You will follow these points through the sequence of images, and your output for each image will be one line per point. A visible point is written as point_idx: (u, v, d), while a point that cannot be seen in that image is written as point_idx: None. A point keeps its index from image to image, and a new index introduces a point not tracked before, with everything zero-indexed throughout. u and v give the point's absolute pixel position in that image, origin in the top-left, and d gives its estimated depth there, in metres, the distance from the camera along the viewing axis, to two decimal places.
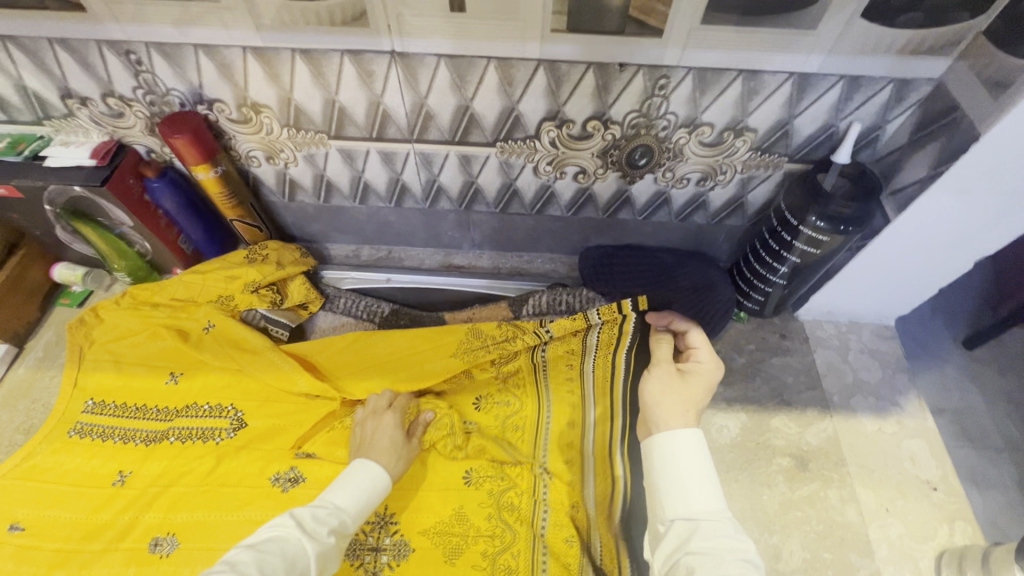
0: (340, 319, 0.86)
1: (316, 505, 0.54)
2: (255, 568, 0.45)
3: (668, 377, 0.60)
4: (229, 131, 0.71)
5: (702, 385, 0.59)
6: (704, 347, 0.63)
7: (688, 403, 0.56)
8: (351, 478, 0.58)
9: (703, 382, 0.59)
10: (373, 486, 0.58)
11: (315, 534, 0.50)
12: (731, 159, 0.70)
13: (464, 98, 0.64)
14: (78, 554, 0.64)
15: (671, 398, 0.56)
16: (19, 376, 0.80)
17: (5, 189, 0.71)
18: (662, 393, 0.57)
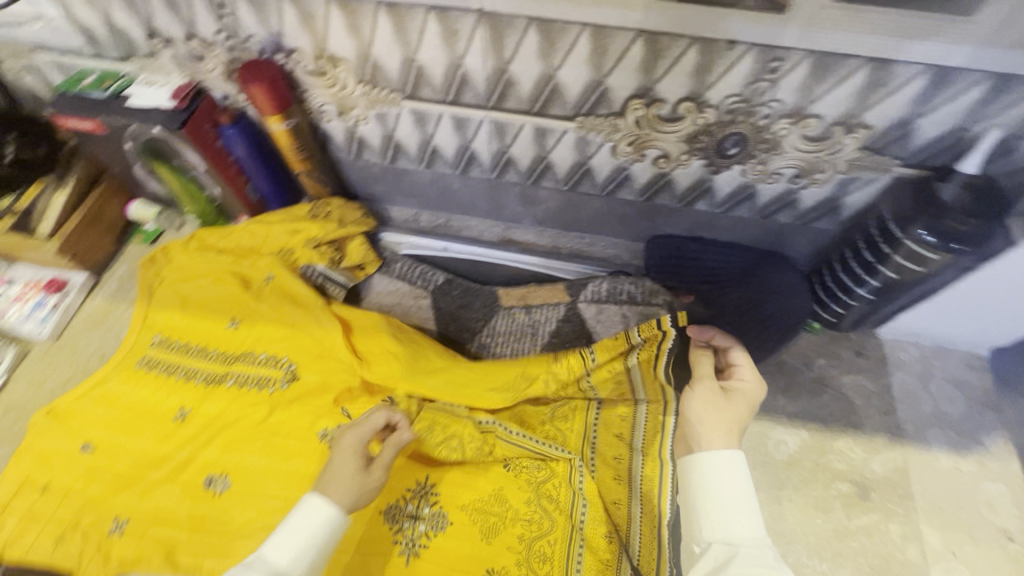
0: (396, 284, 0.85)
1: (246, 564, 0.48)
2: None
3: (710, 394, 0.56)
4: (305, 83, 0.69)
5: (747, 405, 0.55)
6: (749, 364, 0.58)
7: (732, 423, 0.53)
8: (291, 525, 0.51)
9: (748, 402, 0.55)
10: (317, 527, 0.51)
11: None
12: (834, 158, 0.63)
13: (550, 66, 0.59)
14: (142, 480, 0.68)
15: (713, 415, 0.53)
16: (95, 304, 0.83)
17: (92, 124, 0.72)
18: (705, 412, 0.54)
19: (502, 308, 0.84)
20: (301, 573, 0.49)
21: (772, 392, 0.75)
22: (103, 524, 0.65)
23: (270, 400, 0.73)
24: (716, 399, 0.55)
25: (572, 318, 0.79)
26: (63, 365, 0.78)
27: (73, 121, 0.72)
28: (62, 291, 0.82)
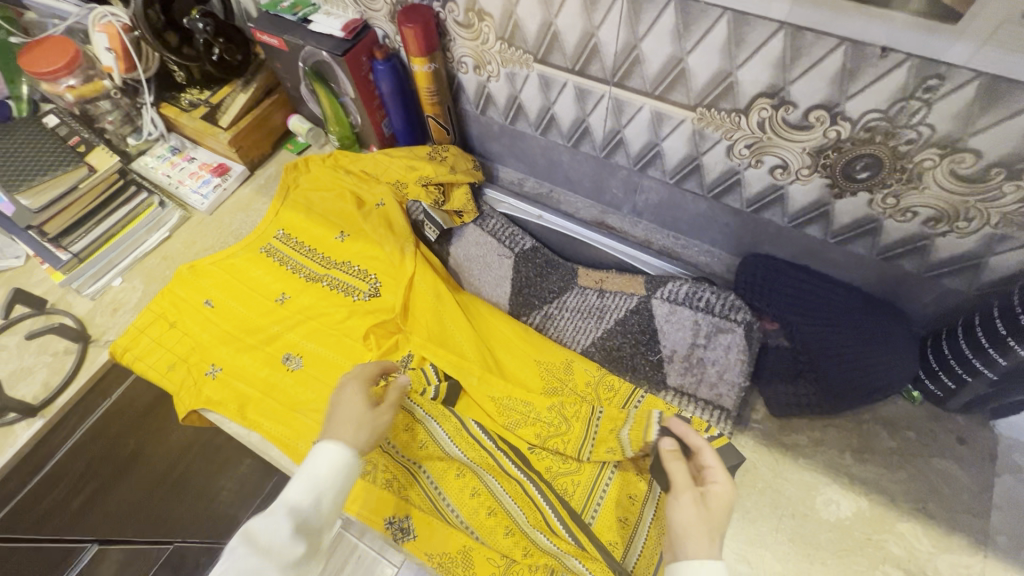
0: (485, 238, 0.89)
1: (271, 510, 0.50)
2: None
3: (691, 506, 0.50)
4: (452, 33, 0.76)
5: (725, 511, 0.50)
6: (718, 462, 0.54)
7: (715, 531, 0.49)
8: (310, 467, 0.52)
9: (725, 503, 0.51)
10: (332, 477, 0.52)
11: (276, 552, 0.47)
12: (986, 205, 0.55)
13: (681, 49, 0.59)
14: (238, 341, 0.81)
15: (699, 528, 0.48)
16: (244, 193, 0.98)
17: (277, 42, 0.85)
18: (690, 524, 0.49)
19: (577, 285, 0.85)
20: (330, 502, 0.52)
21: (839, 448, 0.68)
22: (202, 366, 0.79)
23: (350, 307, 0.81)
24: (698, 504, 0.50)
25: (641, 312, 0.78)
26: (209, 234, 0.93)
27: (265, 36, 0.86)
28: (224, 176, 0.97)
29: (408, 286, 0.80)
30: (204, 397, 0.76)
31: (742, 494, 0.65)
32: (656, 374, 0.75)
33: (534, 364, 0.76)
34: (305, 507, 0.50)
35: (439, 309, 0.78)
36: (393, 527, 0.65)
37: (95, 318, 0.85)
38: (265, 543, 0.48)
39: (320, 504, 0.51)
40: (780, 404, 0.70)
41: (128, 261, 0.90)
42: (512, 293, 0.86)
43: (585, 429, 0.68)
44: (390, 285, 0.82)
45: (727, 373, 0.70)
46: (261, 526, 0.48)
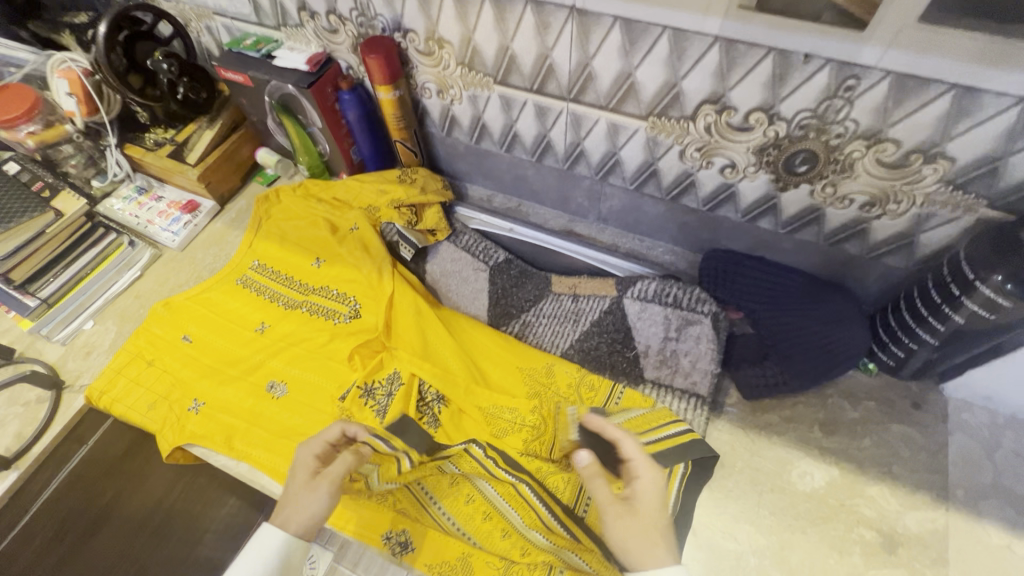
0: (459, 254, 0.92)
1: None
2: None
3: (622, 515, 0.53)
4: (414, 61, 0.79)
5: (656, 506, 0.54)
6: (641, 458, 0.57)
7: (653, 531, 0.52)
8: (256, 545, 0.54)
9: (654, 498, 0.55)
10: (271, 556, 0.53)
11: None
12: (911, 188, 0.61)
13: (629, 64, 0.64)
14: (220, 373, 0.81)
15: (639, 539, 0.51)
16: (215, 228, 0.98)
17: (242, 78, 0.87)
18: (627, 532, 0.52)
19: (552, 292, 0.88)
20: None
21: (808, 423, 0.72)
22: (184, 401, 0.78)
23: (333, 331, 0.82)
24: (627, 512, 0.54)
25: (615, 312, 0.81)
26: (182, 270, 0.93)
27: (229, 73, 0.88)
28: (194, 213, 0.97)
29: (389, 306, 0.82)
30: (188, 432, 0.75)
31: (725, 474, 0.69)
32: (634, 370, 0.78)
33: (518, 372, 0.78)
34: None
35: (423, 328, 0.80)
36: (392, 541, 0.66)
37: (68, 363, 0.84)
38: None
39: None
40: (751, 387, 0.74)
41: (99, 303, 0.88)
42: (491, 305, 0.89)
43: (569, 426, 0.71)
44: (370, 307, 0.84)
45: (699, 362, 0.74)
46: None
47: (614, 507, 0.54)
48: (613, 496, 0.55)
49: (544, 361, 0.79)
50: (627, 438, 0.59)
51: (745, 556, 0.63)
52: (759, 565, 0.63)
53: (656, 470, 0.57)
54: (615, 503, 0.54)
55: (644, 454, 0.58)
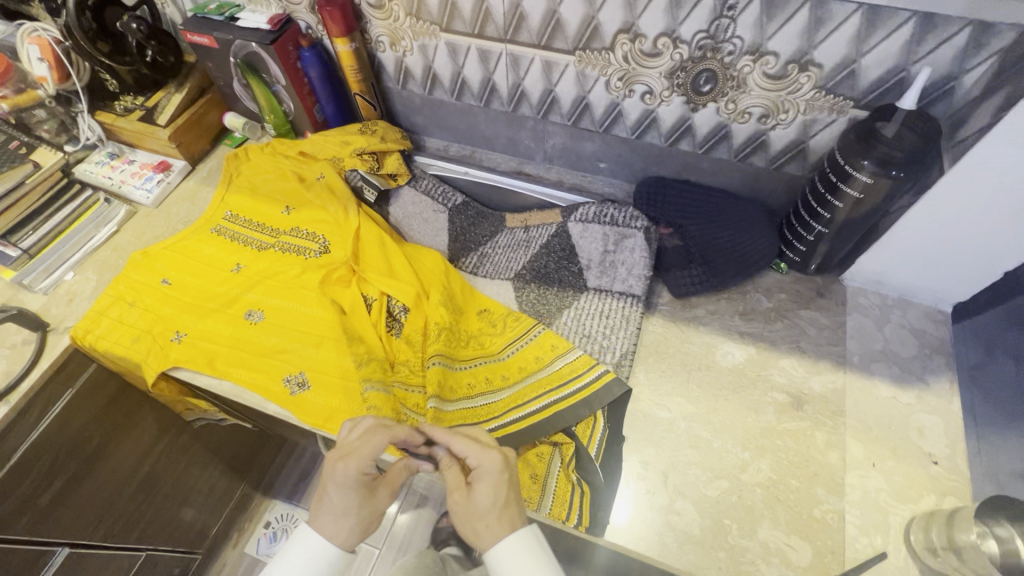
0: (420, 197, 1.01)
1: None
2: None
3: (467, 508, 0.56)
4: (367, 15, 0.88)
5: (494, 487, 0.57)
6: (475, 448, 0.61)
7: (495, 511, 0.55)
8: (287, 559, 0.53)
9: (490, 481, 0.58)
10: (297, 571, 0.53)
11: None
12: (793, 97, 0.72)
13: (554, 1, 0.74)
14: (199, 307, 0.87)
15: (484, 521, 0.54)
16: (188, 185, 1.04)
17: (207, 40, 0.95)
18: (467, 518, 0.56)
19: (506, 228, 0.98)
20: None
21: (730, 313, 0.83)
22: (167, 333, 0.84)
23: (302, 263, 0.90)
24: (465, 498, 0.57)
25: (562, 235, 0.90)
26: (158, 224, 0.99)
27: (196, 36, 0.95)
28: (166, 172, 1.03)
29: (350, 244, 0.90)
30: (173, 357, 0.81)
31: (659, 358, 0.79)
32: (579, 281, 0.87)
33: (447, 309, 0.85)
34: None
35: (366, 277, 0.88)
36: None
37: (51, 310, 0.88)
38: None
39: None
40: (680, 287, 0.85)
41: (78, 257, 0.93)
42: (450, 241, 0.98)
43: (517, 340, 0.83)
44: (336, 244, 0.91)
45: (635, 268, 0.84)
46: None
47: (459, 499, 0.57)
48: (457, 483, 0.59)
49: (464, 312, 0.87)
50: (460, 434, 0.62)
51: (676, 422, 0.73)
52: (688, 428, 0.73)
53: (492, 451, 0.60)
54: (458, 490, 0.58)
55: (477, 443, 0.61)
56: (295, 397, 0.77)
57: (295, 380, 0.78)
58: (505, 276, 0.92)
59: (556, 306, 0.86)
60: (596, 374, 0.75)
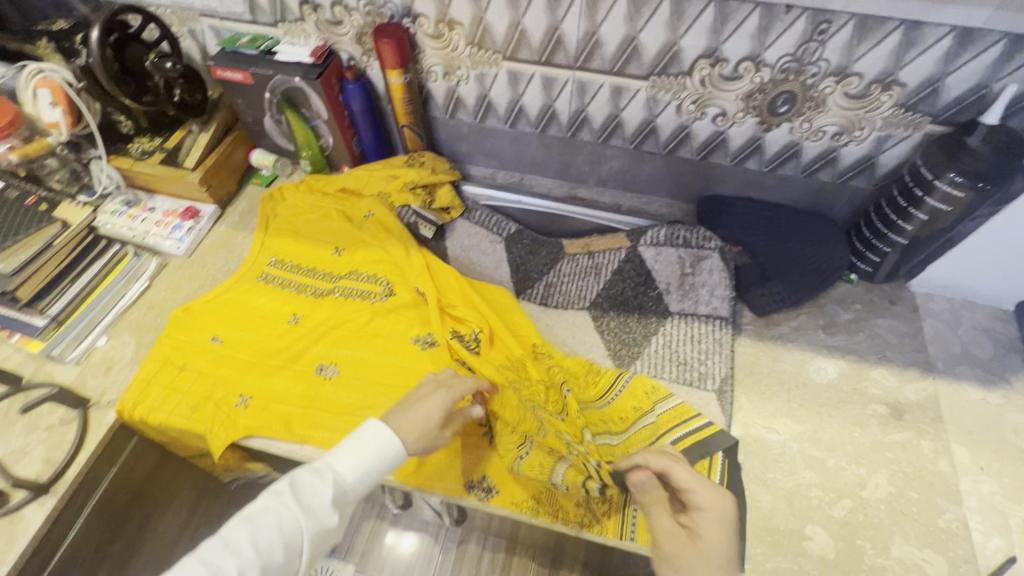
0: (474, 229, 0.97)
1: (315, 472, 0.57)
2: (249, 545, 0.51)
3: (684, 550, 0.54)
4: (422, 45, 0.84)
5: (721, 534, 0.54)
6: (703, 489, 0.56)
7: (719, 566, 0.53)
8: (361, 443, 0.58)
9: (719, 532, 0.54)
10: (375, 450, 0.58)
11: (316, 517, 0.55)
12: (871, 115, 0.74)
13: (634, 29, 0.72)
14: (261, 367, 0.80)
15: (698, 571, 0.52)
16: (220, 232, 0.96)
17: (242, 76, 0.88)
18: (687, 564, 0.53)
19: (567, 254, 0.95)
20: (355, 486, 0.57)
21: (813, 328, 0.83)
22: (231, 398, 0.77)
23: (373, 307, 0.85)
24: (687, 540, 0.54)
25: (634, 259, 0.89)
26: (194, 276, 0.91)
27: (227, 72, 0.88)
28: (195, 218, 0.95)
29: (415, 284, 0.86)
30: (245, 423, 0.74)
31: (755, 379, 0.78)
32: (659, 306, 0.86)
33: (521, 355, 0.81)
34: (348, 481, 0.57)
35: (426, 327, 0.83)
36: (476, 489, 0.70)
37: (88, 381, 0.79)
38: (307, 499, 0.55)
39: (357, 483, 0.58)
40: (761, 305, 0.85)
41: (109, 318, 0.84)
42: (511, 272, 0.95)
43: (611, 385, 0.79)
44: (403, 282, 0.87)
45: (716, 290, 0.84)
46: (307, 485, 0.56)
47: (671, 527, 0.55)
48: (671, 524, 0.55)
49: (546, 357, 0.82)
50: (678, 466, 0.58)
51: (787, 444, 0.72)
52: (800, 449, 0.72)
53: (721, 496, 0.56)
54: (674, 531, 0.55)
55: (702, 482, 0.56)
56: None
57: None
58: (578, 306, 0.91)
59: (642, 334, 0.84)
60: (701, 424, 0.72)
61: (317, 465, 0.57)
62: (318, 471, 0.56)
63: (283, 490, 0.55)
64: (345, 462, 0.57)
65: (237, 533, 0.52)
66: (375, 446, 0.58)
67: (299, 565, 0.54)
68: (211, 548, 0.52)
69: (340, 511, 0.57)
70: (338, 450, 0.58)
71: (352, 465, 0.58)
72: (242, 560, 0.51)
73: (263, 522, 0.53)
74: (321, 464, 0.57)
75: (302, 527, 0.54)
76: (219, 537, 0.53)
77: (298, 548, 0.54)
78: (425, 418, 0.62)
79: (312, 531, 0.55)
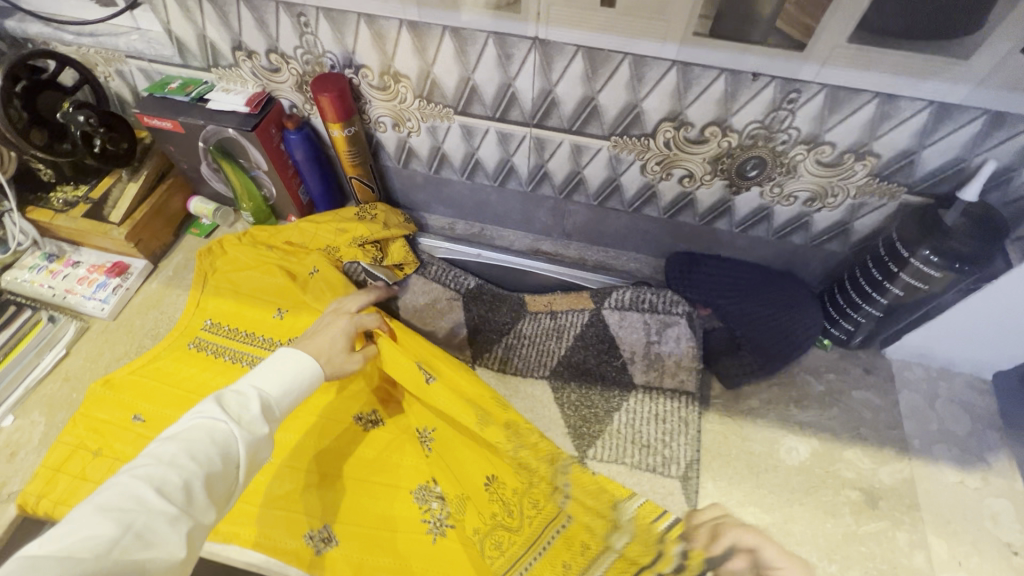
0: (430, 285, 0.90)
1: (237, 390, 0.55)
2: (186, 456, 0.47)
3: None
4: (367, 96, 0.77)
5: None
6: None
7: None
8: (277, 366, 0.59)
9: None
10: (290, 366, 0.60)
11: (248, 424, 0.53)
12: (845, 183, 0.69)
13: (592, 89, 0.67)
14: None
15: None
16: (151, 289, 0.89)
17: (171, 125, 0.81)
18: None
19: (528, 312, 0.89)
20: (281, 402, 0.57)
21: (784, 402, 0.79)
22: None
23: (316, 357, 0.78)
24: None
25: (597, 324, 0.83)
26: (118, 342, 0.83)
27: (155, 120, 0.81)
28: (123, 274, 0.87)
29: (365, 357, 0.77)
30: None
31: (724, 462, 0.73)
32: (623, 377, 0.81)
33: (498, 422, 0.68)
34: (274, 397, 0.57)
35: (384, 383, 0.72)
36: None
37: None
38: (236, 413, 0.53)
39: (283, 398, 0.58)
40: (731, 376, 0.80)
41: (17, 394, 0.76)
42: (470, 332, 0.89)
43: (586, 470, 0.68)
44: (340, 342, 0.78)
45: (683, 360, 0.78)
46: (234, 399, 0.54)
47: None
48: None
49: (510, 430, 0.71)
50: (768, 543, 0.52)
51: None
52: None
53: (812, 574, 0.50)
54: None
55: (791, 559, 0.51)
56: (321, 559, 0.64)
57: (319, 536, 0.66)
58: (539, 373, 0.84)
59: (604, 409, 0.78)
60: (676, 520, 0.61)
61: (239, 386, 0.56)
62: (241, 389, 0.55)
63: (209, 407, 0.51)
64: (267, 379, 0.57)
65: (167, 450, 0.47)
66: (290, 361, 0.60)
67: (239, 478, 0.50)
68: (142, 466, 0.46)
69: (270, 424, 0.55)
70: (255, 374, 0.58)
71: (273, 382, 0.58)
72: (183, 468, 0.46)
73: (195, 434, 0.49)
74: (241, 386, 0.56)
75: (240, 433, 0.51)
76: (145, 457, 0.47)
77: (236, 459, 0.50)
78: (329, 344, 0.66)
79: (250, 438, 0.51)
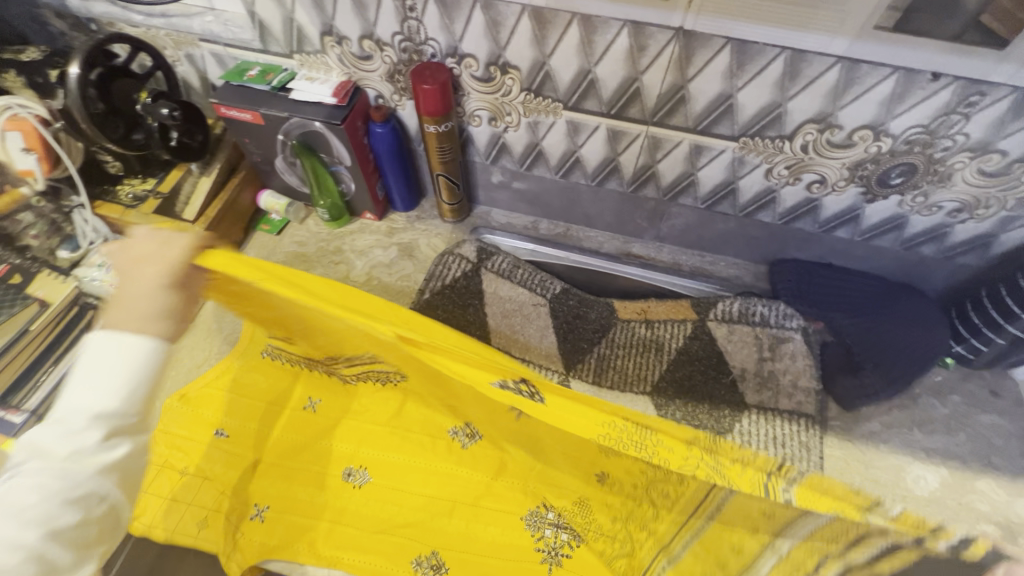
0: (516, 290, 0.85)
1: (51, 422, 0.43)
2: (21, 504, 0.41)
3: None
4: (467, 88, 0.71)
5: None
6: None
7: None
8: (100, 361, 0.44)
9: None
10: (128, 360, 0.44)
11: (86, 453, 0.42)
12: (1006, 194, 0.63)
13: (732, 87, 0.60)
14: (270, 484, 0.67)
15: None
16: None
17: (250, 116, 0.74)
18: None
19: (619, 320, 0.84)
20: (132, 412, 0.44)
21: (907, 426, 0.74)
22: (243, 508, 0.66)
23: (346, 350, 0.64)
24: None
25: (700, 337, 0.79)
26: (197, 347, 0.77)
27: (233, 111, 0.74)
28: None
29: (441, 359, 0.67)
30: (268, 542, 0.64)
31: None
32: (734, 396, 0.75)
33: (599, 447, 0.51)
34: (113, 409, 0.43)
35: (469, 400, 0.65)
36: None
37: None
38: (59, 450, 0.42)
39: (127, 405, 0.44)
40: (850, 398, 0.75)
41: None
42: (559, 339, 0.83)
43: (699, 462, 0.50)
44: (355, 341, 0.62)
45: (800, 380, 0.73)
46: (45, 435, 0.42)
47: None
48: None
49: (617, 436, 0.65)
50: None
51: None
52: None
53: None
54: None
55: None
56: None
57: (427, 564, 0.63)
58: (639, 389, 0.79)
59: (715, 429, 0.73)
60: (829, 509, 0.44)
61: (56, 416, 0.43)
62: (59, 418, 0.43)
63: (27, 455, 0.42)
64: (96, 389, 0.43)
65: None
66: (114, 353, 0.44)
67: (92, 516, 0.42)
68: None
69: (106, 458, 0.43)
70: (81, 386, 0.44)
71: (109, 394, 0.43)
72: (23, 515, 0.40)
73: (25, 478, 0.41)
74: (63, 413, 0.43)
75: (81, 464, 0.42)
76: None
77: (92, 495, 0.42)
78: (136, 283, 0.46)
79: (117, 467, 0.44)
